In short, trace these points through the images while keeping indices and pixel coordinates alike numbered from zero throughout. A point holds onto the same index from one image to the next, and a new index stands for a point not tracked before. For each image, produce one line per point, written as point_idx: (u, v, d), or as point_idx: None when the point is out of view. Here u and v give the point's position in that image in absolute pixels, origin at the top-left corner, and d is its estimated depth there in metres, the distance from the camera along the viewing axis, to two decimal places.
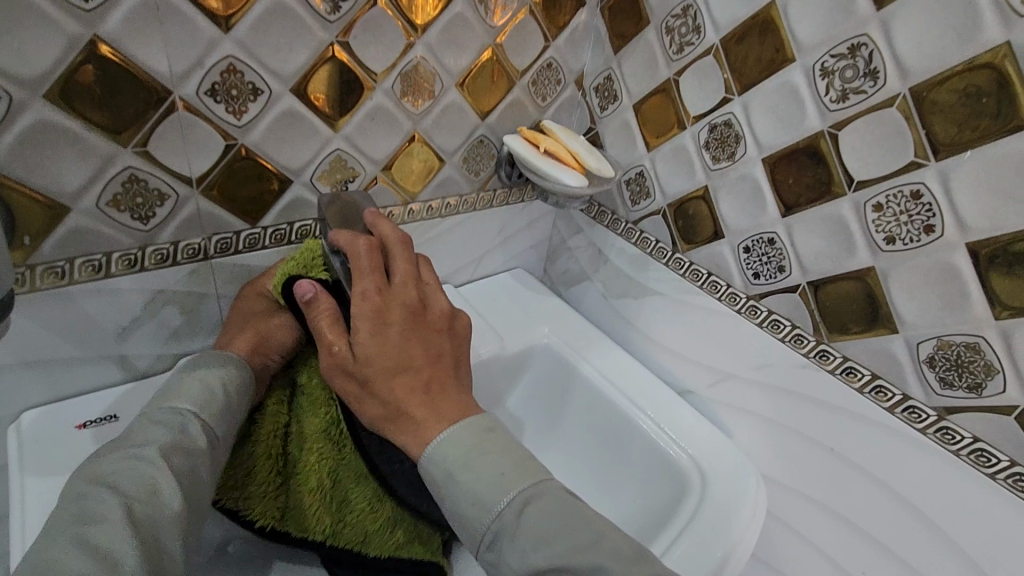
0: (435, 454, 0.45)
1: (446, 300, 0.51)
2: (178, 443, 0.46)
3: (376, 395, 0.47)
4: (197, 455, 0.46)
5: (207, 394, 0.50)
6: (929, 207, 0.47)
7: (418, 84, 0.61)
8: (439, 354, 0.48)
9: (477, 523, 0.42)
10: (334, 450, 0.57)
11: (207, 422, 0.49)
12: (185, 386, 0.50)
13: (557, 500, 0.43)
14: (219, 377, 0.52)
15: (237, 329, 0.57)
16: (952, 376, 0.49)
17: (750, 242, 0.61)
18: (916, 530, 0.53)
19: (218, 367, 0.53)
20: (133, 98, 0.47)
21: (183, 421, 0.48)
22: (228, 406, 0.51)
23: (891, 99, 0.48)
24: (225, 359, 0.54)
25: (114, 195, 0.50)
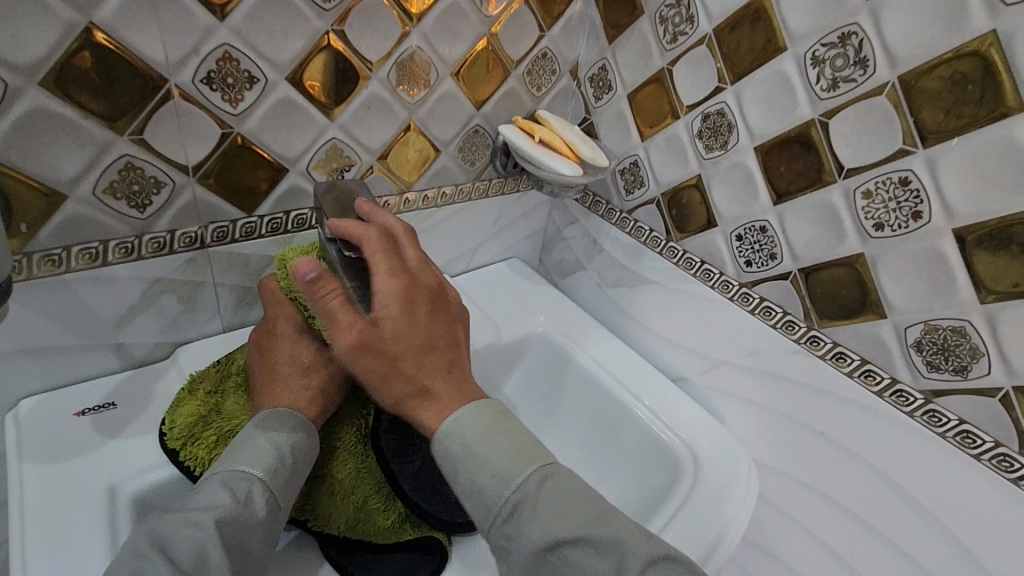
0: (452, 429, 0.46)
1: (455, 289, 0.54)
2: (236, 512, 0.43)
3: (403, 375, 0.47)
4: (252, 518, 0.44)
5: (278, 461, 0.47)
6: (916, 193, 0.48)
7: (413, 73, 0.61)
8: (456, 338, 0.51)
9: (492, 500, 0.43)
10: (358, 450, 0.58)
11: (272, 491, 0.46)
12: (253, 448, 0.47)
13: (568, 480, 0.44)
14: (288, 441, 0.49)
15: (293, 386, 0.53)
16: (939, 359, 0.50)
17: (742, 231, 0.62)
18: (903, 510, 0.54)
19: (290, 432, 0.50)
20: (129, 85, 0.48)
21: (248, 488, 0.45)
22: (293, 467, 0.49)
23: (880, 87, 0.48)
24: (296, 424, 0.50)
25: (111, 182, 0.51)
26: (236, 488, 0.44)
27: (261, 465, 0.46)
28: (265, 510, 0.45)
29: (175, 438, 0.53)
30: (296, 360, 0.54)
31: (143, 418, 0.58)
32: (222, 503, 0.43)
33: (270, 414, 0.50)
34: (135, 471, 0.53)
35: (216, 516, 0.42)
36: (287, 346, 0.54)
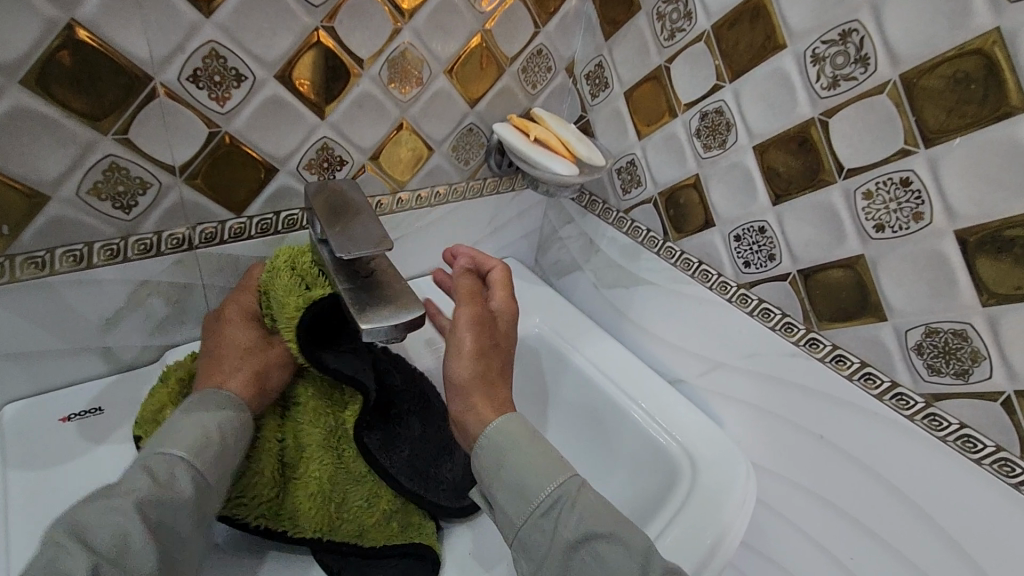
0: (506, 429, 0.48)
1: None
2: (161, 495, 0.42)
3: (496, 370, 0.51)
4: (178, 502, 0.43)
5: (202, 435, 0.46)
6: (918, 194, 0.47)
7: (406, 70, 0.60)
8: None
9: (533, 494, 0.45)
10: (333, 452, 0.56)
11: (199, 471, 0.45)
12: (178, 428, 0.47)
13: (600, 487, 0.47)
14: (215, 419, 0.48)
15: (229, 366, 0.52)
16: (939, 363, 0.49)
17: (740, 231, 0.61)
18: (903, 515, 0.53)
19: (216, 410, 0.49)
20: (113, 83, 0.46)
21: (170, 469, 0.44)
22: (223, 453, 0.47)
23: (882, 86, 0.47)
24: (222, 401, 0.50)
25: (95, 183, 0.49)
26: (159, 470, 0.44)
27: (184, 444, 0.45)
28: (191, 489, 0.44)
29: (141, 426, 0.53)
30: (237, 342, 0.54)
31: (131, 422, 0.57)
32: (142, 485, 0.42)
33: (199, 395, 0.50)
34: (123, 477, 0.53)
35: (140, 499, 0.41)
36: (233, 330, 0.55)
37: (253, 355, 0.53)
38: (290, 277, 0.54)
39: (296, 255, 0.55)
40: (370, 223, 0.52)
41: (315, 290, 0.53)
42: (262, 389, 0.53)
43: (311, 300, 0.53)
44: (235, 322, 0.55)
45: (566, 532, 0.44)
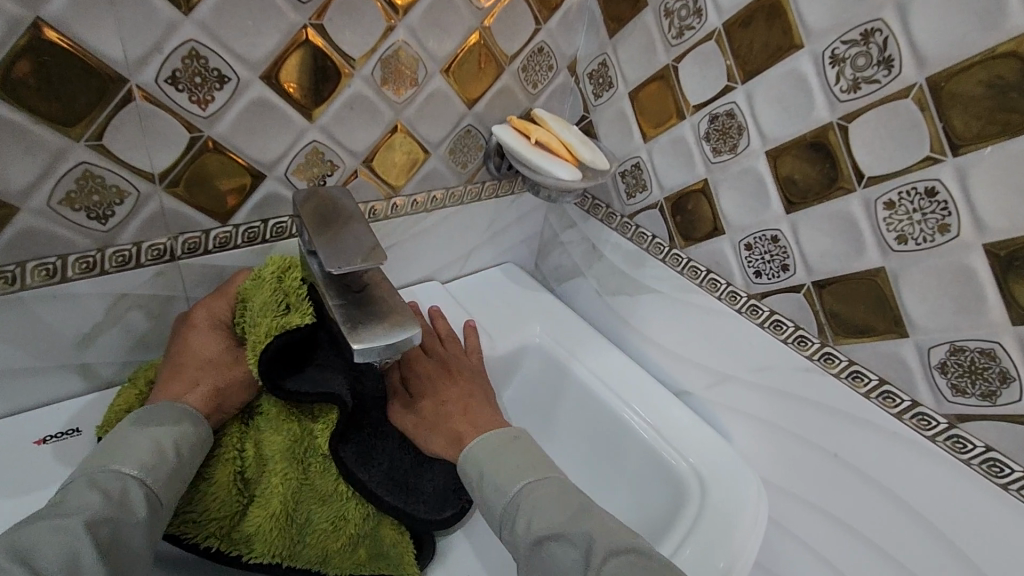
0: (478, 448, 0.51)
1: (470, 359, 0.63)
2: (111, 511, 0.40)
3: (433, 424, 0.56)
4: (130, 519, 0.41)
5: (155, 452, 0.44)
6: (944, 205, 0.44)
7: (400, 70, 0.57)
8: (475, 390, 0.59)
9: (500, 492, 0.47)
10: (298, 469, 0.53)
11: (151, 488, 0.43)
12: (128, 443, 0.44)
13: (561, 488, 0.47)
14: (171, 435, 0.46)
15: (191, 378, 0.50)
16: (965, 382, 0.46)
17: (751, 240, 0.58)
18: (921, 539, 0.51)
19: (171, 424, 0.46)
20: (84, 86, 0.43)
21: (121, 486, 0.41)
22: (177, 470, 0.45)
23: (907, 89, 0.45)
24: (177, 416, 0.47)
25: (68, 192, 0.46)
26: (109, 487, 0.41)
27: (136, 461, 0.43)
28: (146, 508, 0.42)
29: (103, 427, 0.52)
30: (203, 354, 0.51)
31: None
32: (93, 501, 0.40)
33: (152, 407, 0.47)
34: None
35: (87, 517, 0.38)
36: (200, 339, 0.52)
37: (217, 368, 0.51)
38: (273, 293, 0.51)
39: (286, 269, 0.52)
40: (363, 233, 0.48)
41: (294, 318, 0.51)
42: (221, 407, 0.51)
43: (286, 326, 0.50)
44: (204, 330, 0.52)
45: (523, 534, 0.45)
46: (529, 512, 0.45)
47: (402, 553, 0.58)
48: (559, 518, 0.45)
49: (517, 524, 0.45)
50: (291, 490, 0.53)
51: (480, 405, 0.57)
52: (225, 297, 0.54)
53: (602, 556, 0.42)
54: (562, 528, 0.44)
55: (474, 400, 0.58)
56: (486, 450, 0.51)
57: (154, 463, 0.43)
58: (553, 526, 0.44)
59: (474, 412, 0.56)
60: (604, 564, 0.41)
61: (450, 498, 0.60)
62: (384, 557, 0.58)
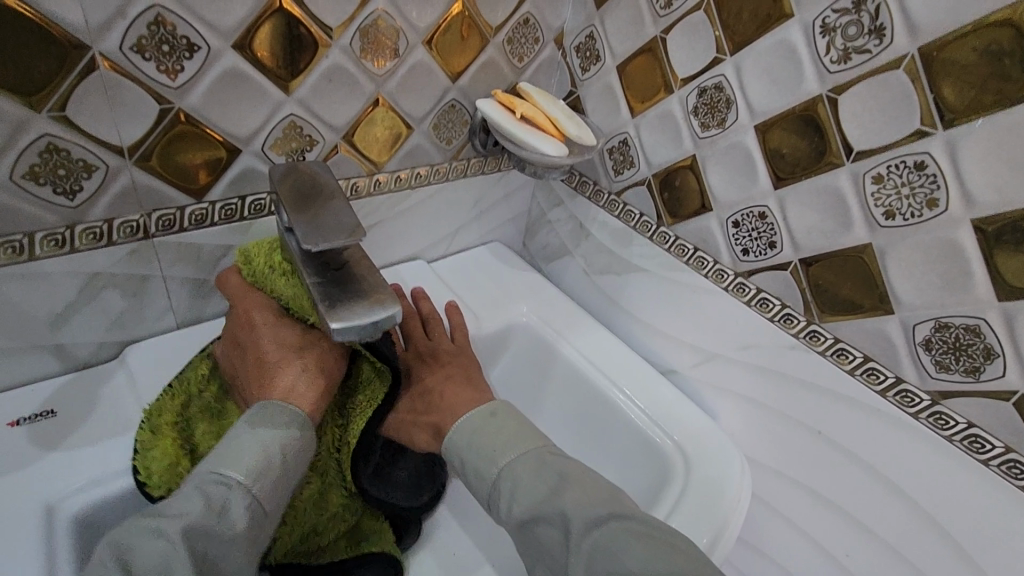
0: (454, 434, 0.51)
1: (448, 341, 0.62)
2: (207, 524, 0.39)
3: (415, 418, 0.55)
4: (229, 529, 0.40)
5: (264, 459, 0.43)
6: (933, 178, 0.44)
7: (379, 41, 0.55)
8: (450, 375, 0.58)
9: (484, 473, 0.47)
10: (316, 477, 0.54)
11: (257, 499, 0.42)
12: (250, 448, 0.43)
13: (543, 461, 0.46)
14: (279, 439, 0.44)
15: (286, 371, 0.49)
16: (949, 359, 0.46)
17: (738, 217, 0.58)
18: (900, 512, 0.51)
19: (280, 428, 0.45)
20: (43, 53, 0.41)
21: (227, 494, 0.41)
22: (288, 471, 0.45)
23: (899, 59, 0.44)
24: (293, 417, 0.46)
25: (32, 166, 0.44)
26: (212, 493, 0.41)
27: (244, 468, 0.42)
28: (246, 520, 0.41)
29: (157, 485, 0.48)
30: (283, 343, 0.50)
31: (86, 423, 0.53)
32: (194, 509, 0.39)
33: (264, 411, 0.46)
34: (79, 485, 0.49)
35: (185, 524, 0.39)
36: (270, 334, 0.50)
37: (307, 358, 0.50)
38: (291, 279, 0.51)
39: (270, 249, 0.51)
40: (343, 210, 0.47)
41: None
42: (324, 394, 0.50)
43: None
44: (279, 321, 0.51)
45: (508, 514, 0.45)
46: (509, 492, 0.45)
47: (382, 539, 0.57)
48: (540, 495, 0.44)
49: (501, 506, 0.45)
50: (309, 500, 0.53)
51: (457, 384, 0.56)
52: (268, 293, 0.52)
53: (581, 529, 0.41)
54: (539, 508, 0.43)
55: (455, 383, 0.57)
56: (464, 435, 0.50)
57: (261, 470, 0.43)
58: (532, 507, 0.44)
59: (448, 393, 0.55)
60: (585, 537, 0.41)
61: (425, 484, 0.59)
62: (366, 541, 0.57)
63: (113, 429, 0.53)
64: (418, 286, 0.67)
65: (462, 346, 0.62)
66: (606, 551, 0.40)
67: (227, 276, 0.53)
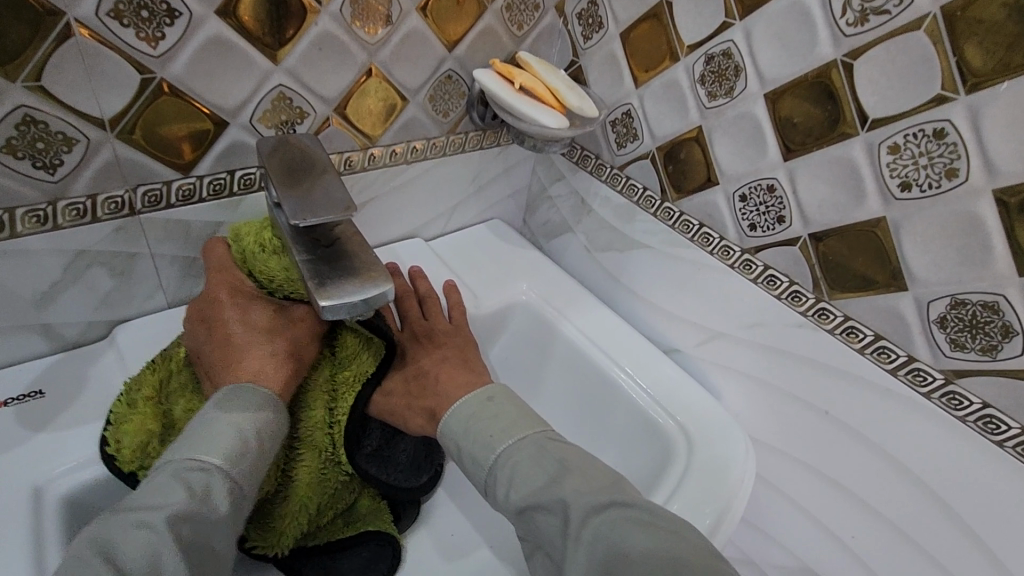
0: (450, 420, 0.49)
1: (445, 321, 0.60)
2: (193, 509, 0.38)
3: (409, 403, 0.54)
4: (213, 516, 0.39)
5: (241, 441, 0.42)
6: (953, 147, 0.41)
7: (371, 7, 0.52)
8: (444, 356, 0.56)
9: (481, 456, 0.46)
10: (319, 462, 0.52)
11: (235, 484, 0.41)
12: (217, 431, 0.41)
13: (542, 447, 0.45)
14: (251, 421, 0.43)
15: (257, 355, 0.47)
16: (965, 337, 0.44)
17: (746, 190, 0.55)
18: (908, 494, 0.50)
19: (256, 408, 0.44)
20: (15, 19, 0.39)
21: (205, 480, 0.39)
22: (262, 455, 0.43)
23: (920, 20, 0.41)
24: (263, 400, 0.45)
25: (8, 139, 0.43)
26: (193, 481, 0.39)
27: (220, 451, 0.41)
28: (228, 505, 0.40)
29: (128, 460, 0.47)
30: (250, 325, 0.48)
31: (76, 404, 0.52)
32: (176, 498, 0.38)
33: (237, 395, 0.44)
34: (69, 466, 0.48)
35: (168, 515, 0.37)
36: (245, 314, 0.48)
37: (274, 337, 0.48)
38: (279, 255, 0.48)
39: (261, 229, 0.49)
40: (336, 186, 0.45)
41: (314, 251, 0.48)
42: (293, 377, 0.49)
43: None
44: (248, 306, 0.48)
45: (507, 501, 0.44)
46: (507, 480, 0.44)
47: (377, 518, 0.57)
48: (539, 484, 0.43)
49: (499, 492, 0.44)
50: (311, 484, 0.52)
51: (453, 366, 0.55)
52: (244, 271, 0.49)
53: (583, 517, 0.40)
54: (539, 496, 0.42)
55: (452, 365, 0.55)
56: (461, 421, 0.49)
57: (237, 452, 0.41)
58: (531, 495, 0.43)
59: (443, 376, 0.53)
60: (584, 527, 0.40)
61: (423, 465, 0.58)
62: (359, 522, 0.57)
63: (102, 410, 0.52)
64: (418, 266, 0.65)
65: (459, 325, 0.60)
66: (609, 539, 0.39)
67: (216, 251, 0.50)
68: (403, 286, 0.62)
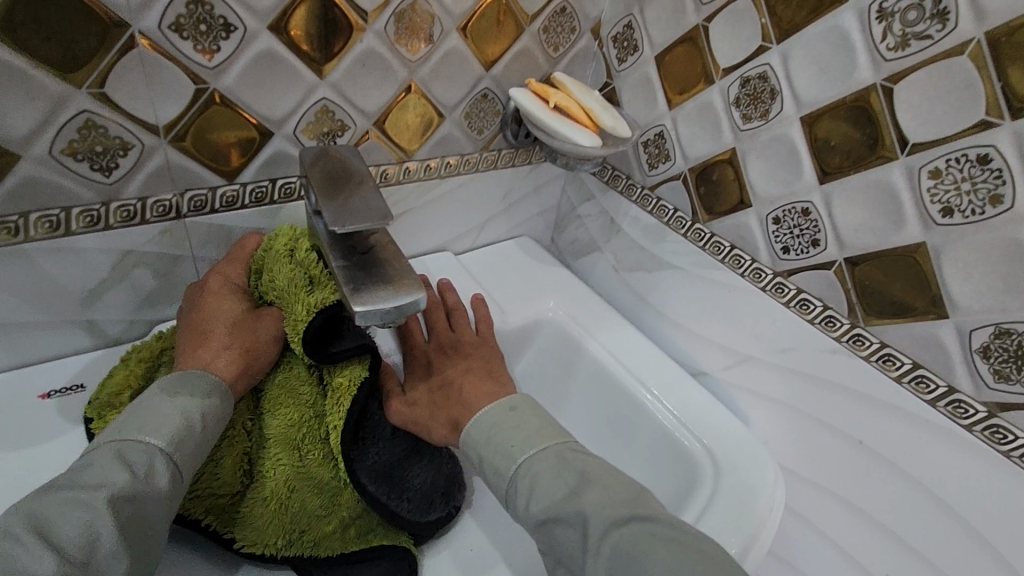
0: (472, 431, 0.49)
1: (471, 332, 0.60)
2: (137, 488, 0.38)
3: (432, 412, 0.53)
4: (154, 494, 0.39)
5: (182, 425, 0.43)
6: (998, 174, 0.41)
7: (414, 26, 0.54)
8: (469, 367, 0.56)
9: (502, 467, 0.46)
10: (294, 453, 0.52)
11: (177, 465, 0.42)
12: (153, 412, 0.42)
13: (562, 459, 0.45)
14: (199, 407, 0.44)
15: (217, 342, 0.49)
16: (1009, 368, 0.43)
17: (780, 213, 0.55)
18: (945, 531, 0.48)
19: (201, 397, 0.45)
20: (83, 30, 0.41)
21: (149, 461, 0.40)
22: (204, 441, 0.44)
23: (964, 45, 0.41)
24: (209, 388, 0.46)
25: (69, 141, 0.45)
26: (135, 460, 0.39)
27: (163, 433, 0.41)
28: (169, 483, 0.41)
29: (94, 407, 0.49)
30: (224, 315, 0.50)
31: None
32: (117, 477, 0.38)
33: (182, 377, 0.46)
34: None
35: (110, 493, 0.37)
36: (217, 304, 0.50)
37: (241, 330, 0.49)
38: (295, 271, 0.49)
39: (293, 237, 0.51)
40: (372, 195, 0.47)
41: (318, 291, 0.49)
42: (248, 372, 0.50)
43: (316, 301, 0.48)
44: (224, 296, 0.51)
45: (527, 514, 0.43)
46: (528, 491, 0.44)
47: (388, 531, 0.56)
48: (558, 496, 0.43)
49: (518, 504, 0.44)
50: (286, 475, 0.51)
51: (477, 377, 0.55)
52: (239, 264, 0.53)
53: (602, 531, 0.40)
54: (558, 509, 0.42)
55: (476, 376, 0.55)
56: (483, 431, 0.49)
57: (182, 436, 0.42)
58: (550, 507, 0.42)
59: (467, 386, 0.54)
60: (602, 541, 0.39)
61: (436, 496, 0.57)
62: (372, 533, 0.56)
63: None
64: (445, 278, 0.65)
65: (484, 336, 0.60)
66: (631, 555, 0.38)
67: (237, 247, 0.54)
68: (431, 297, 0.62)
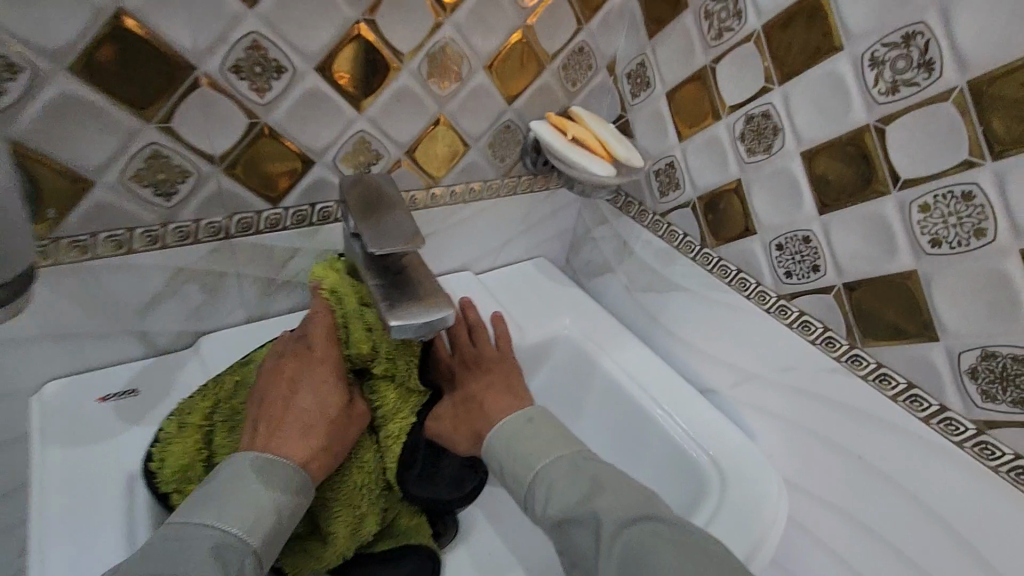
0: (493, 440, 0.53)
1: (491, 347, 0.64)
2: None
3: (454, 422, 0.57)
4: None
5: (273, 522, 0.44)
6: (981, 209, 0.44)
7: (445, 65, 0.59)
8: (489, 381, 0.60)
9: (522, 473, 0.50)
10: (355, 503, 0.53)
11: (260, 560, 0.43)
12: (247, 498, 0.43)
13: (577, 467, 0.49)
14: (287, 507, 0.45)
15: (312, 439, 0.48)
16: (996, 389, 0.46)
17: (782, 240, 0.59)
18: (938, 541, 0.51)
19: (290, 493, 0.45)
20: (156, 72, 0.47)
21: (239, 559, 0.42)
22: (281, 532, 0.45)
23: (947, 92, 0.45)
24: (301, 486, 0.46)
25: (137, 170, 0.50)
26: (226, 559, 0.41)
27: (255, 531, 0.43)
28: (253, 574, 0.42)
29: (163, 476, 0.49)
30: (322, 412, 0.49)
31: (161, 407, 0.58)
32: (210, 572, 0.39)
33: (275, 467, 0.46)
34: None
35: None
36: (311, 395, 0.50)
37: (333, 428, 0.50)
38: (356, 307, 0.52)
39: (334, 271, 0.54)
40: (404, 220, 0.51)
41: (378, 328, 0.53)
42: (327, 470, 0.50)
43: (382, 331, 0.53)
44: (321, 387, 0.50)
45: (544, 516, 0.47)
46: (545, 495, 0.48)
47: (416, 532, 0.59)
48: (573, 500, 0.46)
49: (536, 506, 0.48)
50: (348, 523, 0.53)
51: (496, 391, 0.59)
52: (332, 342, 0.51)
53: (614, 531, 0.43)
54: (573, 511, 0.45)
55: (497, 391, 0.59)
56: (503, 440, 0.53)
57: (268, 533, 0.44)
58: (566, 510, 0.46)
59: (488, 399, 0.57)
60: (614, 540, 0.43)
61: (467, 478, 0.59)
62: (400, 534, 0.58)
63: None
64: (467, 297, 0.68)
65: (503, 352, 0.64)
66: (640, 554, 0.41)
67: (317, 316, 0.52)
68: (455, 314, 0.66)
